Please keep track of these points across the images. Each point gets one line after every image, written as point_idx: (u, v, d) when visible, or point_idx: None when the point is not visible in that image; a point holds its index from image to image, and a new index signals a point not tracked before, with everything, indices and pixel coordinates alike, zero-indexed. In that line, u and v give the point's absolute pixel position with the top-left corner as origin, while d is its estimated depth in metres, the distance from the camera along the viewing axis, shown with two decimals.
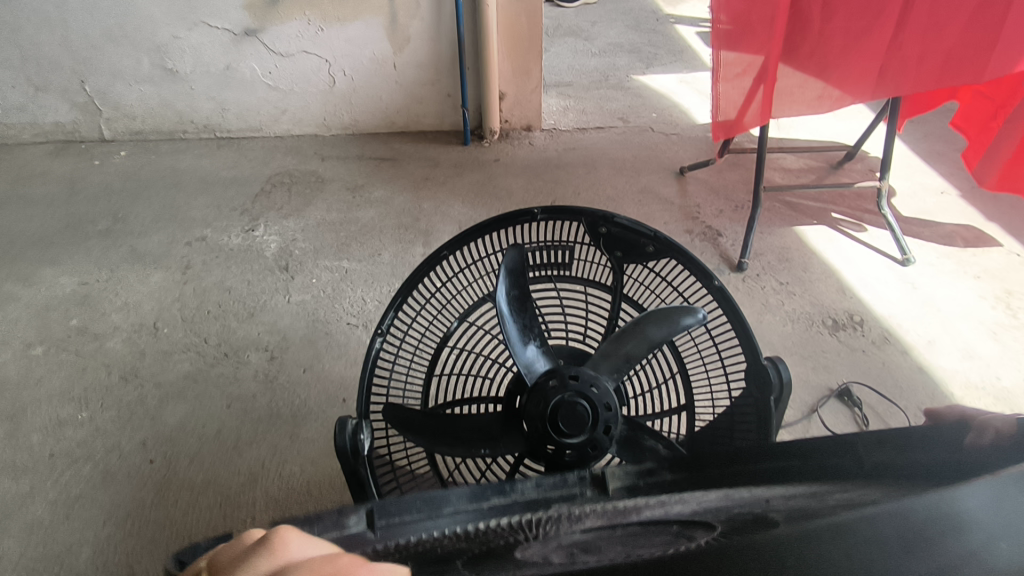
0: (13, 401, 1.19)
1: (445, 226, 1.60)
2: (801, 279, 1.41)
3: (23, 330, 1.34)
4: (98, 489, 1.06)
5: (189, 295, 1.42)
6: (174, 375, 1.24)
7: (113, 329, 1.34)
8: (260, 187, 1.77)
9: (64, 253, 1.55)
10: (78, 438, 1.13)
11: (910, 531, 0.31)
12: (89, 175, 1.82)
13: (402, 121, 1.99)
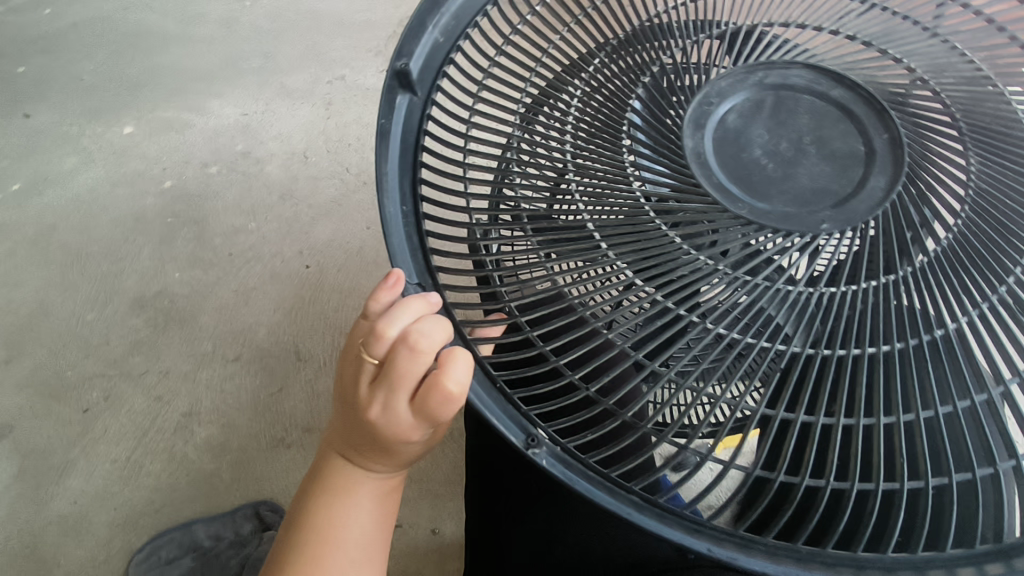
0: (198, 210, 1.39)
1: None
2: None
3: (199, 152, 1.53)
4: (268, 284, 1.24)
5: (332, 129, 1.54)
6: (323, 198, 1.39)
7: (270, 155, 1.50)
8: (393, 29, 1.81)
9: (226, 87, 1.70)
10: (249, 242, 1.32)
11: (906, 308, 0.38)
12: (240, 13, 1.93)
13: None
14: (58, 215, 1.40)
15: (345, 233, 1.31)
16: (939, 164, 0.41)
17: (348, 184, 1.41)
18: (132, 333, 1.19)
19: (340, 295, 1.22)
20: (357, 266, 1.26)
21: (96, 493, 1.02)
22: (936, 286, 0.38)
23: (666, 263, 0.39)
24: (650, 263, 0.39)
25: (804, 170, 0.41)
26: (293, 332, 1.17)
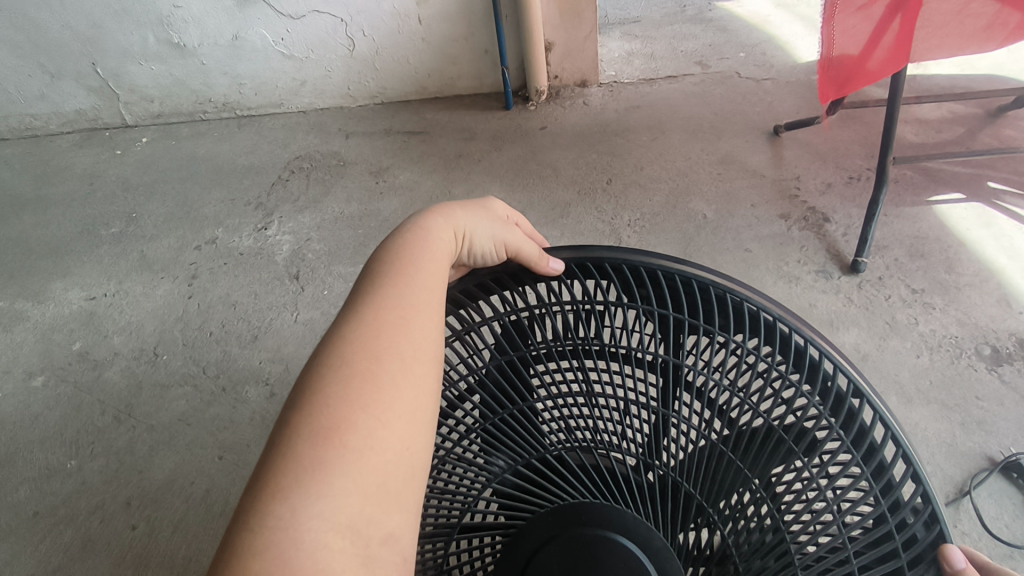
0: (9, 443, 1.12)
1: None
2: (944, 287, 1.09)
3: (26, 357, 1.26)
4: (76, 561, 0.96)
5: (193, 312, 1.29)
6: (169, 416, 1.12)
7: (112, 355, 1.24)
8: (277, 175, 1.58)
9: (76, 263, 1.45)
10: (63, 492, 1.04)
11: (654, 431, 0.51)
12: (109, 168, 1.71)
13: (434, 86, 1.71)
14: None
15: (187, 471, 1.04)
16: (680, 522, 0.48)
17: (203, 392, 1.15)
18: None
19: (171, 574, 0.92)
20: (199, 518, 0.98)
21: None
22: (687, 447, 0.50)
23: (517, 428, 0.53)
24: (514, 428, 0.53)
25: (609, 469, 0.51)
26: None
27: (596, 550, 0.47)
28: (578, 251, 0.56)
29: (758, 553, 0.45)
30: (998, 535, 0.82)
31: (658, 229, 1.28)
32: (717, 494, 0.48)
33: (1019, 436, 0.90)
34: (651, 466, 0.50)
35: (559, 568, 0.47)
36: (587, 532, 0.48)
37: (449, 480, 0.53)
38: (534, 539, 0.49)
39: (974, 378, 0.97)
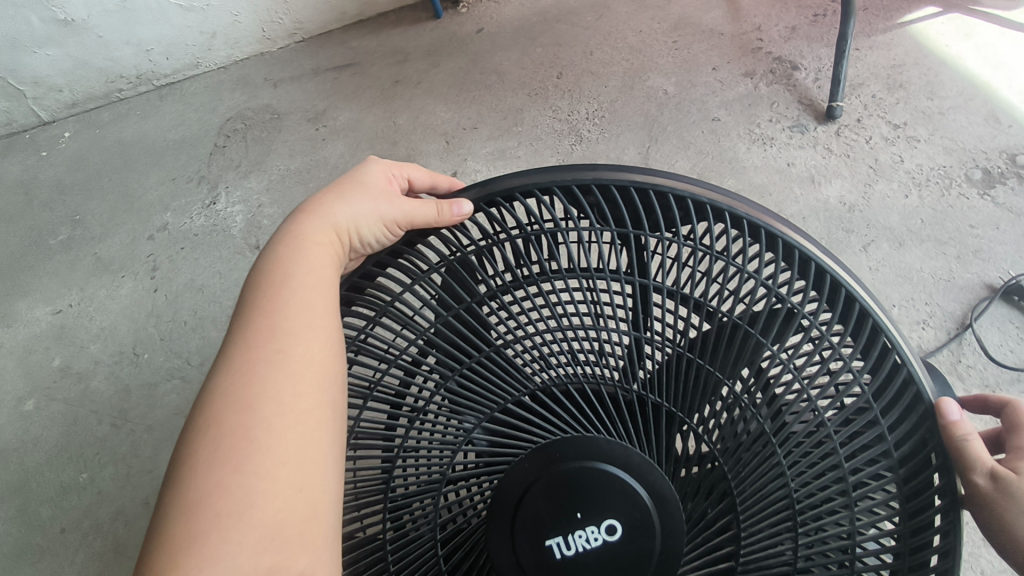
0: (16, 471, 1.11)
1: (430, 145, 1.29)
2: (926, 115, 1.02)
3: (9, 384, 1.23)
4: (113, 566, 0.98)
5: (163, 304, 1.25)
6: (165, 412, 1.11)
7: (94, 364, 1.21)
8: (213, 142, 1.48)
9: (32, 279, 1.39)
10: (83, 505, 1.05)
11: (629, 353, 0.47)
12: (38, 172, 1.60)
13: (354, 9, 1.57)
14: None
15: None
16: (671, 434, 0.46)
17: (192, 382, 1.13)
18: None
19: None
20: None
21: None
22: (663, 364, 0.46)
23: (483, 377, 0.49)
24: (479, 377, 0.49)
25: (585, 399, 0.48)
26: None
27: (580, 478, 0.45)
28: (489, 186, 0.49)
29: (754, 450, 0.43)
30: (999, 360, 0.80)
31: (619, 116, 1.20)
32: (693, 404, 0.45)
33: (1016, 256, 0.87)
34: (634, 390, 0.46)
35: (549, 504, 0.45)
36: (572, 466, 0.45)
37: (420, 441, 0.49)
38: (517, 483, 0.45)
39: (964, 204, 0.93)
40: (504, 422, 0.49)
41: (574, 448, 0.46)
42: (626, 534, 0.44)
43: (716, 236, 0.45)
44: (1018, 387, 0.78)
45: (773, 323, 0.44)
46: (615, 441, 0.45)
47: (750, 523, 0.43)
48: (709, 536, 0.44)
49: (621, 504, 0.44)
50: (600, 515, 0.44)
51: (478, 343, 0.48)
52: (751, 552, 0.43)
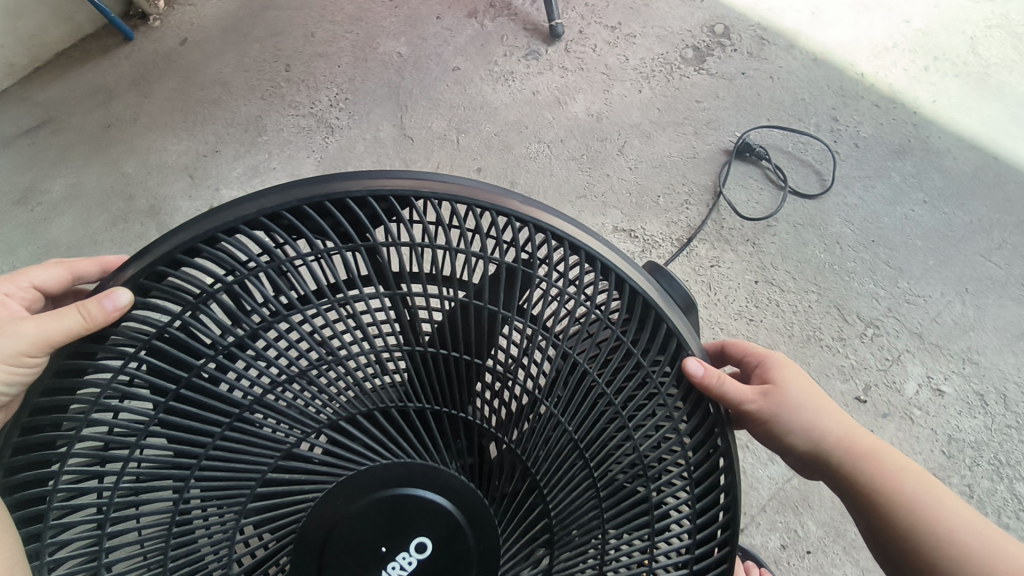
0: None
1: (172, 185, 1.13)
2: (635, 10, 1.07)
3: None
4: None
5: None
6: None
7: None
8: None
9: None
10: None
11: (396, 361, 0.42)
12: None
13: (25, 58, 1.31)
14: None
15: None
16: (464, 425, 0.43)
17: None
18: None
19: None
20: None
21: None
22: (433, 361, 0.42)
23: (240, 455, 0.40)
24: (235, 457, 0.40)
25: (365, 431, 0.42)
26: None
27: (375, 512, 0.41)
28: (146, 252, 0.40)
29: (542, 408, 0.42)
30: (744, 216, 0.89)
31: (363, 93, 1.13)
32: (461, 395, 0.42)
33: (740, 117, 0.96)
34: (410, 401, 0.42)
35: (352, 552, 0.41)
36: (360, 506, 0.41)
37: (195, 551, 0.41)
38: (312, 544, 0.41)
39: (686, 81, 1.00)
40: (285, 493, 0.41)
41: (368, 486, 0.41)
42: (437, 544, 0.42)
43: (417, 216, 0.40)
44: (770, 232, 0.87)
45: (499, 287, 0.41)
46: (392, 462, 0.41)
47: (558, 478, 0.43)
48: (522, 505, 0.43)
49: (424, 518, 0.42)
50: (406, 536, 0.42)
51: (204, 431, 0.39)
52: (560, 505, 0.43)
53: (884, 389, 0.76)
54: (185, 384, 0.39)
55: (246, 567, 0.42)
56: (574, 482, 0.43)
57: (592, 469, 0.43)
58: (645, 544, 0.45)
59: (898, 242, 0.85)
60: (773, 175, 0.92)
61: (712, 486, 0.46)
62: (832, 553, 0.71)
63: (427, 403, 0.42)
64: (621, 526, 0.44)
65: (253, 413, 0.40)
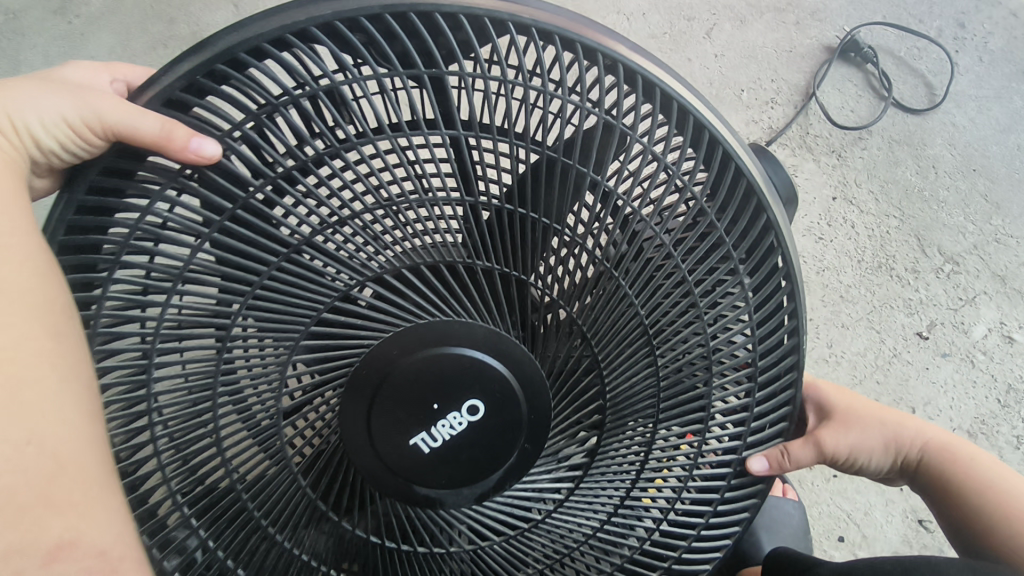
0: None
1: (213, 15, 1.05)
2: None
3: None
4: None
5: None
6: None
7: None
8: None
9: None
10: None
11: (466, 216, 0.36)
12: None
13: None
14: None
15: None
16: (529, 295, 0.38)
17: None
18: None
19: None
20: None
21: None
22: (514, 223, 0.36)
23: (294, 296, 0.36)
24: (287, 298, 0.36)
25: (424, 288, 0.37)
26: None
27: (429, 367, 0.39)
28: (198, 48, 0.32)
29: (618, 287, 0.38)
30: (838, 123, 0.81)
31: None
32: (526, 259, 0.37)
33: (853, 15, 0.87)
34: (480, 262, 0.37)
35: (400, 402, 0.39)
36: (417, 359, 0.38)
37: (236, 393, 0.37)
38: (360, 391, 0.38)
39: None
40: (333, 342, 0.37)
41: (421, 341, 0.38)
42: (489, 409, 0.40)
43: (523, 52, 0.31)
44: (861, 146, 0.81)
45: (594, 143, 0.34)
46: (453, 318, 0.38)
47: (621, 360, 0.40)
48: (577, 382, 0.41)
49: (479, 382, 0.40)
50: (456, 395, 0.40)
51: (252, 267, 0.35)
52: (618, 386, 0.40)
53: (949, 328, 0.73)
54: (233, 215, 0.34)
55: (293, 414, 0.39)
56: (636, 367, 0.40)
57: (657, 359, 0.40)
58: (696, 440, 0.43)
59: (1001, 175, 0.80)
60: (878, 83, 0.85)
61: (776, 396, 0.44)
62: (858, 480, 0.71)
63: (497, 267, 0.37)
64: (677, 417, 0.42)
65: (307, 253, 0.35)
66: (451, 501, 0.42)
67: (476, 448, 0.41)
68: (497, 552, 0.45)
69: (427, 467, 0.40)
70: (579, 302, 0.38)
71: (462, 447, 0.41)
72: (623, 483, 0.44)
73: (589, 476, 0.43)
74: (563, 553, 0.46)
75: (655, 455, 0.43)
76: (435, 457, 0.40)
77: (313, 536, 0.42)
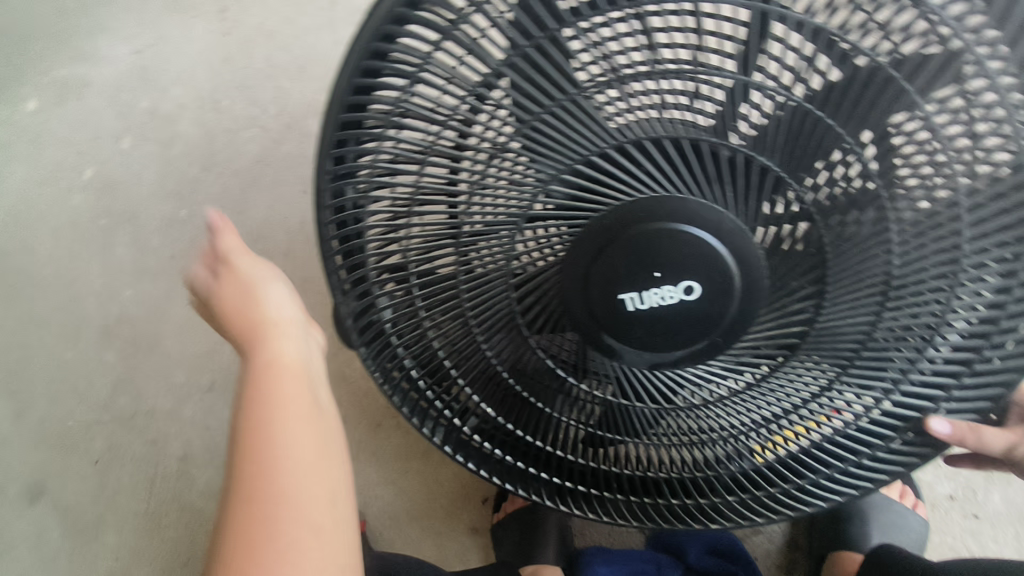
0: (128, 201, 1.22)
1: None
2: None
3: (96, 113, 1.26)
4: None
5: (235, 50, 1.21)
6: (248, 159, 1.15)
7: (178, 105, 1.23)
8: None
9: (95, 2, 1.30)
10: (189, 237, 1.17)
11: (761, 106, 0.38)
12: None
13: None
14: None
15: (282, 207, 1.12)
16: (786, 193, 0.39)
17: (272, 132, 1.15)
18: (112, 368, 1.16)
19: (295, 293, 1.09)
20: (303, 246, 1.10)
21: (125, 548, 1.10)
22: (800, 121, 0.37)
23: (574, 128, 0.40)
24: (567, 128, 0.40)
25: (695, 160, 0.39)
26: None
27: (664, 236, 0.41)
28: None
29: (879, 221, 0.38)
30: None
31: None
32: (802, 163, 0.38)
33: None
34: (757, 149, 0.38)
35: (627, 259, 0.43)
36: (657, 223, 0.41)
37: (493, 194, 0.42)
38: (594, 236, 0.42)
39: None
40: (590, 180, 0.41)
41: (667, 211, 0.41)
42: (702, 294, 0.43)
43: None
44: None
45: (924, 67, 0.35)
46: (707, 205, 0.41)
47: (847, 294, 0.41)
48: (789, 303, 0.43)
49: (703, 265, 0.42)
50: (678, 270, 0.42)
51: (545, 93, 0.39)
52: (831, 319, 0.42)
53: None
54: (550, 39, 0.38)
55: (531, 232, 0.43)
56: (856, 307, 0.42)
57: (875, 306, 0.42)
58: (866, 405, 0.47)
59: None
60: None
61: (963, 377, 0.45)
62: None
63: (774, 158, 0.38)
64: (863, 363, 0.45)
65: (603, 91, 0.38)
66: (631, 358, 0.46)
67: (674, 323, 0.44)
68: (638, 414, 0.50)
69: (624, 320, 0.45)
70: (835, 226, 0.39)
71: (661, 316, 0.44)
72: (779, 411, 0.48)
73: (757, 382, 0.47)
74: (702, 430, 0.50)
75: (825, 388, 0.47)
76: (634, 316, 0.45)
77: (499, 345, 0.49)
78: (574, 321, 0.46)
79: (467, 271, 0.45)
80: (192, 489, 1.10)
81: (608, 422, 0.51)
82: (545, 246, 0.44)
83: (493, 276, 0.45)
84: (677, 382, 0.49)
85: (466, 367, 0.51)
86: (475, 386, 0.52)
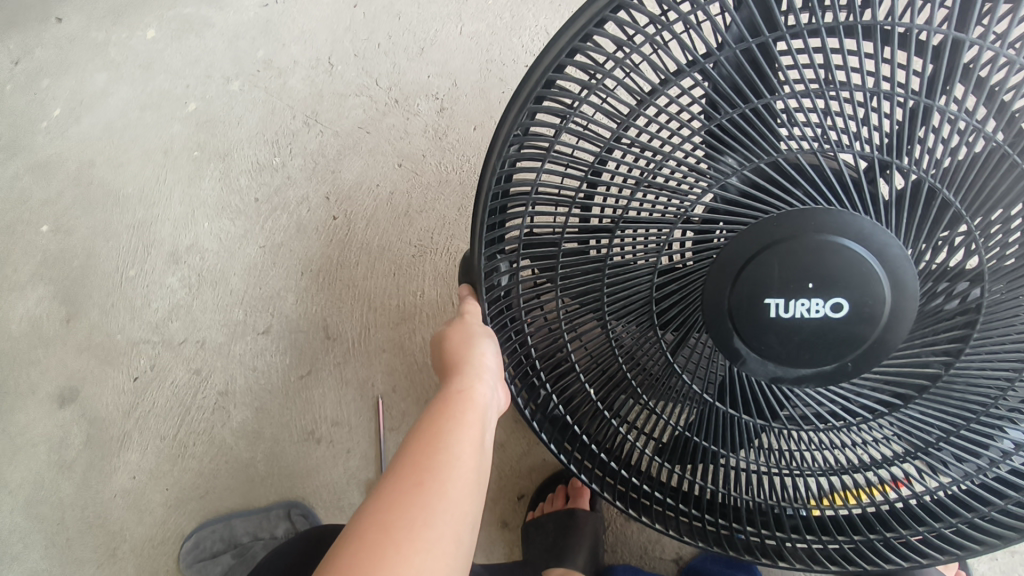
0: (221, 138, 1.23)
1: None
2: None
3: (207, 48, 1.28)
4: (295, 240, 1.16)
5: (360, 23, 1.22)
6: (350, 124, 1.18)
7: (294, 63, 1.23)
8: None
9: None
10: (274, 184, 1.19)
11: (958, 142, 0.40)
12: None
13: None
14: (80, 147, 1.29)
15: (373, 175, 1.15)
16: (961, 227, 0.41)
17: (378, 103, 1.18)
18: (171, 294, 1.18)
19: (369, 258, 1.12)
20: (387, 216, 1.13)
21: (150, 470, 1.12)
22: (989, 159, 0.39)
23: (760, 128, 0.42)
24: (755, 127, 0.42)
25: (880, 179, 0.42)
26: (319, 303, 1.13)
27: (825, 256, 0.44)
28: None
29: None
30: None
31: None
32: (983, 203, 0.41)
33: None
34: (943, 180, 0.40)
35: (783, 272, 0.46)
36: (823, 243, 0.44)
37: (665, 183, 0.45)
38: (755, 243, 0.45)
39: None
40: (770, 177, 0.44)
41: (836, 231, 0.44)
42: (849, 311, 0.46)
43: None
44: None
45: None
46: (879, 225, 0.43)
47: (983, 349, 0.45)
48: (927, 339, 0.46)
49: (859, 285, 0.45)
50: (830, 289, 0.46)
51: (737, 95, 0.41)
52: (963, 368, 0.46)
53: None
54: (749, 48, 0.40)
55: (691, 231, 0.46)
56: (988, 363, 0.46)
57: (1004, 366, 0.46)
58: (966, 462, 0.50)
59: None
60: None
61: None
62: None
63: (955, 192, 0.41)
64: (979, 419, 0.48)
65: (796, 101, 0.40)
66: (757, 368, 0.49)
67: (809, 336, 0.47)
68: (742, 426, 0.53)
69: (764, 327, 0.47)
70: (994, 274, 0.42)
71: (800, 327, 0.47)
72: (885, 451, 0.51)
73: (876, 420, 0.49)
74: (804, 453, 0.52)
75: (936, 438, 0.49)
76: (774, 323, 0.47)
77: (627, 332, 0.51)
78: (712, 321, 0.48)
79: (615, 260, 0.47)
80: (226, 426, 1.12)
81: (713, 429, 0.53)
82: (702, 243, 0.46)
83: (641, 266, 0.47)
84: (794, 405, 0.51)
85: (586, 346, 0.54)
86: (587, 370, 0.55)
